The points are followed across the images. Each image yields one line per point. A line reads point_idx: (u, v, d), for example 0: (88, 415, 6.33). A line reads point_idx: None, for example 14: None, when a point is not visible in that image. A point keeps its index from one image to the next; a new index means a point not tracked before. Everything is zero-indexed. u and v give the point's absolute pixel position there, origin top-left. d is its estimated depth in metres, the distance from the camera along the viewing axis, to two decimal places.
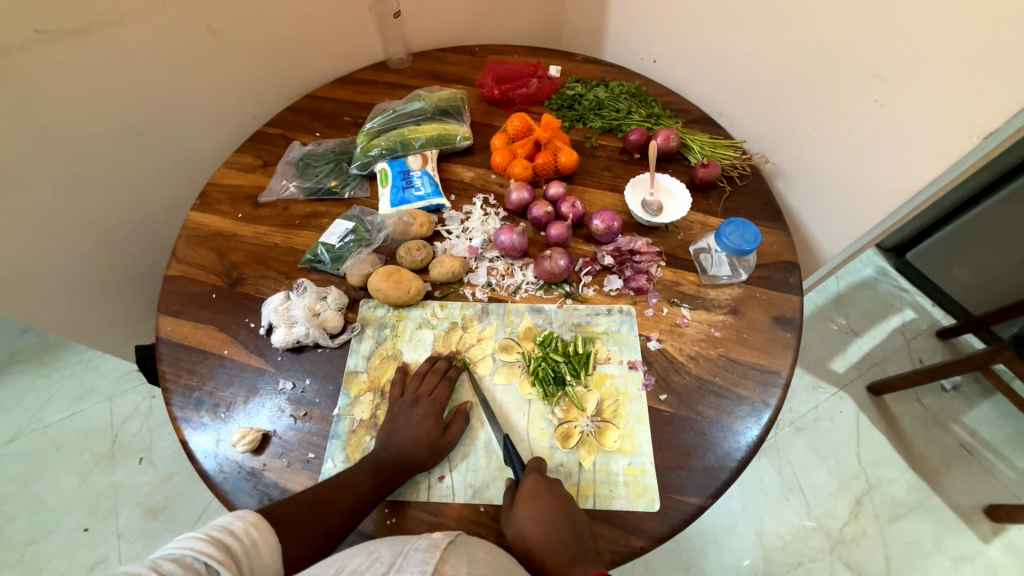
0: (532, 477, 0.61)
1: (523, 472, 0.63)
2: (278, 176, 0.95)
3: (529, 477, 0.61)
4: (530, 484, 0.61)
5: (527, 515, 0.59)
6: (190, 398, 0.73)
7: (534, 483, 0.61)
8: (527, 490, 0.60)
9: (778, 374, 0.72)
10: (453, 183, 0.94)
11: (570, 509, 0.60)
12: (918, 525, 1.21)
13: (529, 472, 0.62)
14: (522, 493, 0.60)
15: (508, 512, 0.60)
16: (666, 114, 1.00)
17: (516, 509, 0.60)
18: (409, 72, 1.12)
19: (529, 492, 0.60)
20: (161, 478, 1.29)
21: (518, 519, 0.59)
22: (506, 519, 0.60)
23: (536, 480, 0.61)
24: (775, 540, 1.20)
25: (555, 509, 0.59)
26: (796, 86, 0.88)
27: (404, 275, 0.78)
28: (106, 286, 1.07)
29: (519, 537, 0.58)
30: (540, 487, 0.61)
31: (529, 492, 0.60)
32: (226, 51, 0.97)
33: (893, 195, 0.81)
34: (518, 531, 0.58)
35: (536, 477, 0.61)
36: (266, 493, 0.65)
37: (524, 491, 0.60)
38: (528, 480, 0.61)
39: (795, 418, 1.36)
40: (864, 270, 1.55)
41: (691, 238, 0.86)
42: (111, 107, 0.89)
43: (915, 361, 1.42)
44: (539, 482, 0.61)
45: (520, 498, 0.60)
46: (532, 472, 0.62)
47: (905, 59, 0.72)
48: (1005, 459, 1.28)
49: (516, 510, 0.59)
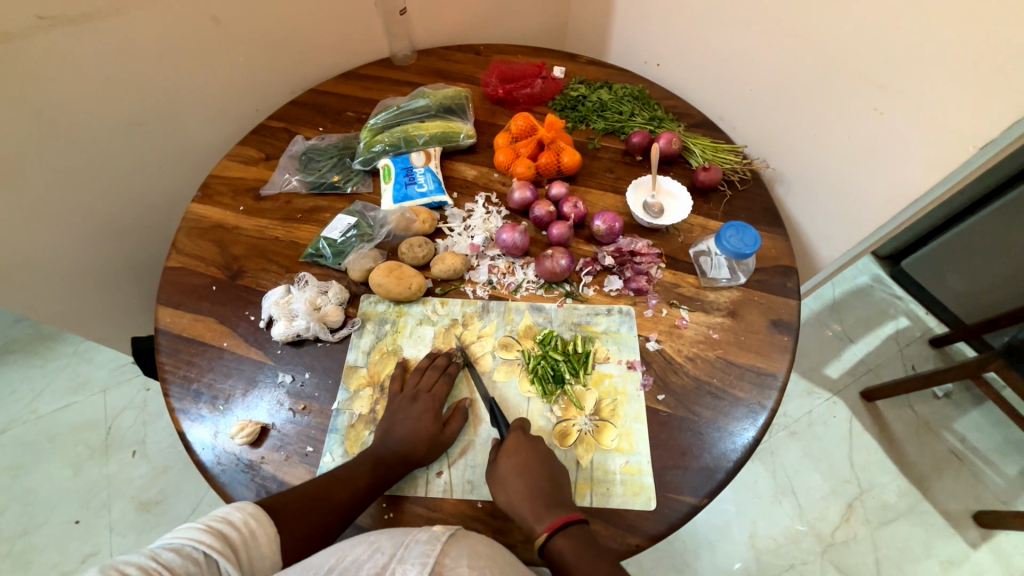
0: (514, 434, 0.65)
1: (508, 430, 0.66)
2: (281, 169, 0.95)
3: (512, 434, 0.65)
4: (513, 440, 0.64)
5: (508, 467, 0.62)
6: (189, 390, 0.73)
7: (516, 439, 0.64)
8: (510, 446, 0.64)
9: (774, 377, 0.73)
10: (456, 181, 0.94)
11: (550, 463, 0.63)
12: (908, 530, 1.22)
13: (512, 430, 0.66)
14: (505, 448, 0.64)
15: (491, 466, 0.64)
16: (669, 117, 1.01)
17: (499, 462, 0.63)
18: (414, 70, 1.12)
19: (511, 447, 0.64)
20: (155, 471, 1.29)
21: (500, 470, 0.62)
22: (489, 473, 0.63)
23: (518, 437, 0.65)
24: (767, 543, 1.21)
25: (536, 461, 0.62)
26: (797, 93, 0.89)
27: (406, 271, 0.78)
28: (104, 275, 1.06)
29: (501, 488, 0.61)
30: (522, 443, 0.64)
31: (511, 447, 0.64)
32: (230, 42, 0.97)
33: (890, 202, 0.82)
34: (500, 481, 0.62)
35: (518, 434, 0.65)
36: (264, 486, 0.65)
37: (507, 445, 0.64)
38: (511, 437, 0.64)
39: (789, 422, 1.37)
40: (860, 276, 1.57)
41: (692, 241, 0.86)
42: (113, 96, 0.89)
43: (907, 368, 1.44)
44: (521, 439, 0.64)
45: (503, 452, 0.63)
46: (515, 430, 0.66)
47: (904, 68, 0.73)
48: (994, 466, 1.30)
49: (498, 463, 0.63)
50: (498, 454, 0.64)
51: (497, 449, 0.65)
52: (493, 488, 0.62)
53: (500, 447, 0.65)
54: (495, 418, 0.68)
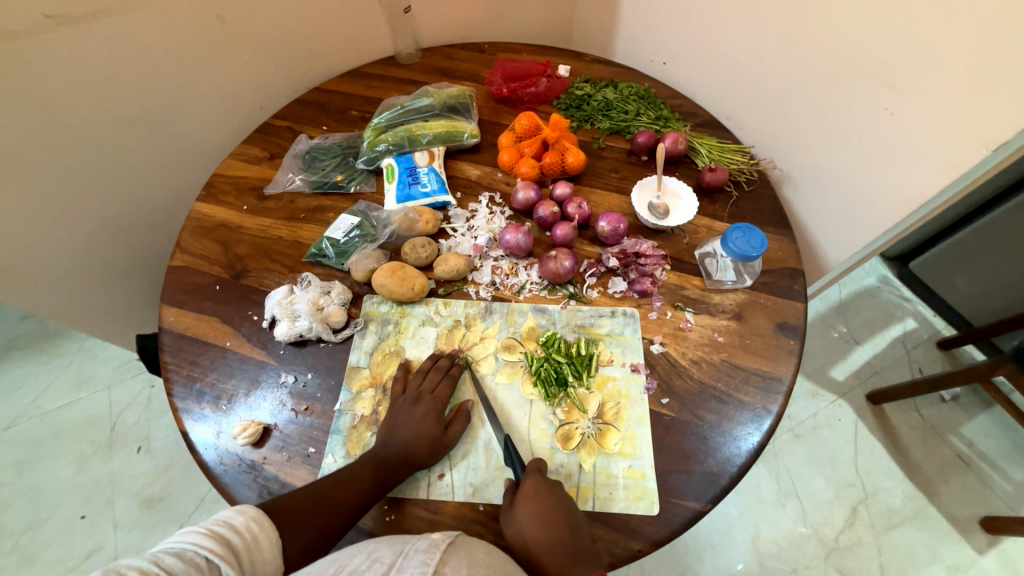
0: (532, 478, 0.61)
1: (524, 472, 0.63)
2: (284, 169, 0.94)
3: (529, 478, 0.61)
4: (531, 485, 0.61)
5: (527, 515, 0.59)
6: (192, 390, 0.73)
7: (534, 483, 0.61)
8: (528, 491, 0.60)
9: (780, 381, 0.72)
10: (460, 180, 0.94)
11: (570, 509, 0.60)
12: (913, 534, 1.21)
13: (529, 473, 0.62)
14: (522, 493, 0.60)
15: (507, 511, 0.61)
16: (675, 117, 1.00)
17: (516, 508, 0.60)
18: (418, 68, 1.11)
19: (530, 492, 0.60)
20: (159, 469, 1.29)
21: (518, 517, 0.59)
22: (505, 518, 0.60)
23: (536, 481, 0.61)
24: (771, 546, 1.20)
25: (556, 510, 0.59)
26: (805, 93, 0.88)
27: (408, 271, 0.78)
28: (108, 274, 1.06)
29: (518, 536, 0.59)
30: (540, 489, 0.61)
31: (529, 492, 0.60)
32: (234, 41, 0.96)
33: (899, 205, 0.81)
34: (517, 530, 0.59)
35: (536, 477, 0.62)
36: (266, 487, 0.65)
37: (525, 491, 0.60)
38: (528, 481, 0.61)
39: (793, 424, 1.36)
40: (867, 278, 1.55)
41: (697, 242, 0.85)
42: (118, 95, 0.89)
43: (914, 371, 1.42)
44: (540, 483, 0.61)
45: (520, 498, 0.60)
46: (532, 472, 0.62)
47: (916, 68, 0.71)
48: (1002, 471, 1.29)
49: (516, 509, 0.60)
50: (515, 499, 0.61)
51: (514, 493, 0.62)
52: (510, 536, 0.59)
53: (517, 491, 0.62)
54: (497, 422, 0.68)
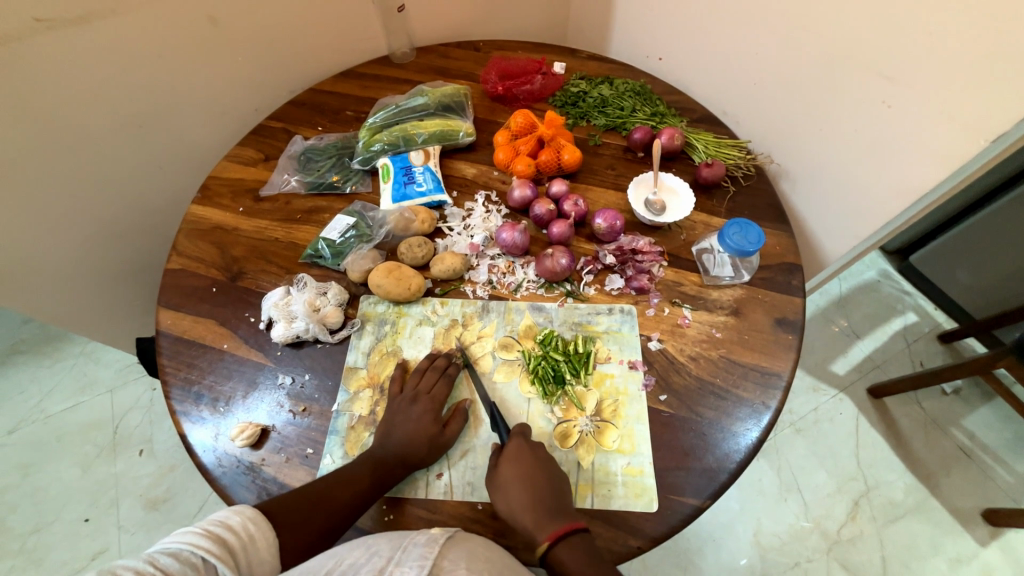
0: (515, 441, 0.64)
1: (508, 436, 0.65)
2: (280, 170, 0.94)
3: (512, 440, 0.64)
4: (513, 447, 0.64)
5: (510, 474, 0.62)
6: (190, 392, 0.73)
7: (517, 446, 0.64)
8: (511, 453, 0.63)
9: (779, 376, 0.72)
10: (456, 179, 0.94)
11: (552, 471, 0.62)
12: (916, 528, 1.21)
13: (512, 436, 0.65)
14: (505, 455, 0.63)
15: (491, 472, 0.63)
16: (671, 112, 0.99)
17: (499, 469, 0.62)
18: (413, 67, 1.11)
19: (512, 454, 0.63)
20: (162, 470, 1.30)
21: (500, 477, 0.62)
22: (489, 479, 0.63)
23: (518, 444, 0.64)
24: (773, 540, 1.20)
25: (536, 469, 0.62)
26: (801, 87, 0.88)
27: (405, 271, 0.78)
28: (106, 276, 1.06)
29: (501, 495, 0.61)
30: (523, 451, 0.63)
31: (512, 454, 0.63)
32: (228, 42, 0.96)
33: (898, 197, 0.80)
34: (500, 488, 0.61)
35: (519, 440, 0.64)
36: (265, 488, 0.65)
37: (507, 453, 0.63)
38: (511, 444, 0.64)
39: (795, 419, 1.35)
40: (867, 272, 1.55)
41: (694, 238, 0.85)
42: (111, 98, 0.89)
43: (916, 364, 1.42)
44: (522, 445, 0.64)
45: (503, 458, 0.63)
46: (516, 437, 0.65)
47: (912, 60, 0.71)
48: (1004, 463, 1.28)
49: (499, 470, 0.62)
50: (498, 461, 0.63)
51: (498, 456, 0.64)
52: (493, 496, 0.61)
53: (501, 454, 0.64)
54: (495, 419, 0.68)
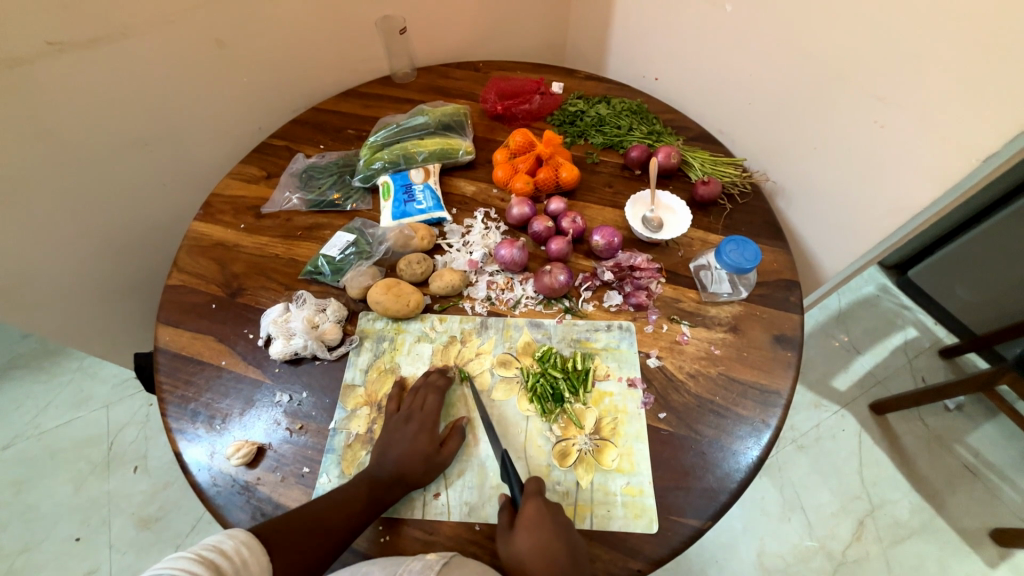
0: (533, 503, 0.60)
1: (524, 497, 0.61)
2: (281, 187, 0.95)
3: (530, 503, 0.60)
4: (531, 509, 0.59)
5: (527, 543, 0.57)
6: (186, 410, 0.72)
7: (536, 509, 0.59)
8: (529, 517, 0.58)
9: (778, 394, 0.72)
10: (455, 197, 0.94)
11: (571, 536, 0.58)
12: (922, 548, 1.19)
13: (529, 497, 0.60)
14: (524, 520, 0.58)
15: (507, 536, 0.59)
16: (667, 131, 1.01)
17: (517, 535, 0.58)
18: (413, 87, 1.13)
19: (530, 518, 0.58)
20: (156, 488, 1.28)
21: (518, 545, 0.57)
22: (504, 544, 0.58)
23: (537, 507, 0.59)
24: (777, 561, 1.18)
25: (556, 538, 0.57)
26: (795, 106, 0.89)
27: (404, 288, 0.78)
28: (105, 293, 1.06)
29: (518, 564, 0.57)
30: (542, 514, 0.59)
31: (530, 519, 0.58)
32: (234, 64, 0.98)
33: (893, 215, 0.81)
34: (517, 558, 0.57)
35: (537, 502, 0.60)
36: (260, 508, 0.64)
37: (525, 516, 0.59)
38: (529, 506, 0.59)
39: (796, 436, 1.34)
40: (866, 287, 1.55)
41: (692, 255, 0.85)
42: (118, 117, 0.90)
43: (918, 381, 1.41)
44: (541, 508, 0.59)
45: (521, 524, 0.58)
46: (533, 497, 0.60)
47: (904, 81, 0.72)
48: (1009, 481, 1.27)
49: (516, 535, 0.58)
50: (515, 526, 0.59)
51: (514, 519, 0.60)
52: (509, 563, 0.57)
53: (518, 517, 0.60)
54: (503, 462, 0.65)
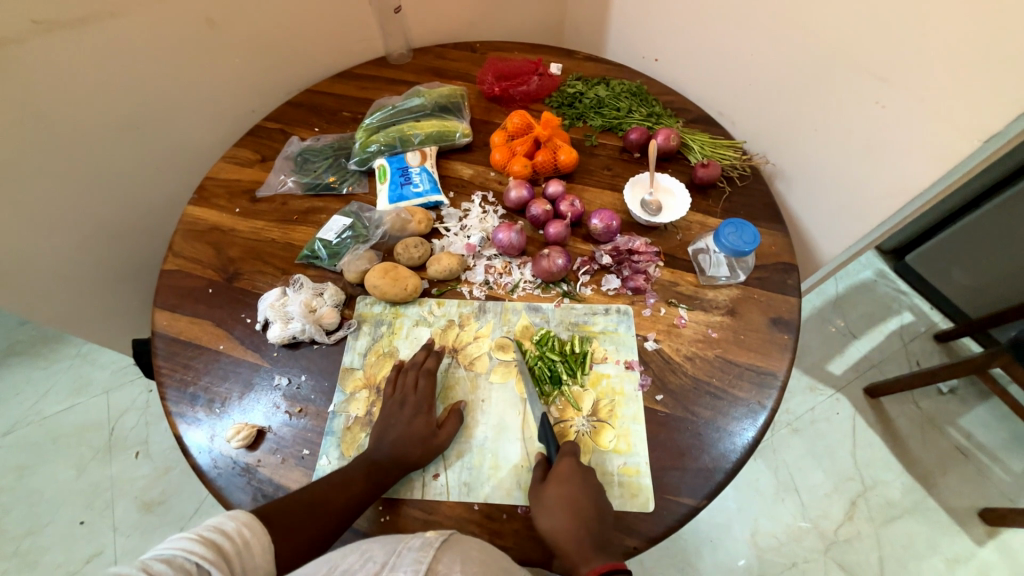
0: (567, 461, 0.63)
1: (558, 454, 0.64)
2: (276, 171, 0.94)
3: (564, 459, 0.63)
4: (565, 466, 0.62)
5: (555, 496, 0.60)
6: (185, 393, 0.72)
7: (568, 466, 0.62)
8: (562, 472, 0.62)
9: (774, 376, 0.72)
10: (453, 180, 0.94)
11: (597, 496, 0.61)
12: (912, 527, 1.21)
13: (564, 455, 0.64)
14: (556, 474, 0.62)
15: (537, 487, 0.62)
16: (667, 113, 1.00)
17: (547, 487, 0.61)
18: (410, 68, 1.11)
19: (563, 474, 0.62)
20: (158, 472, 1.29)
21: (547, 496, 0.61)
22: (534, 495, 0.62)
23: (570, 465, 0.63)
24: (771, 540, 1.20)
25: (584, 496, 0.60)
26: (796, 87, 0.88)
27: (401, 272, 0.78)
28: (101, 278, 1.06)
29: (545, 514, 0.60)
30: (574, 472, 0.62)
31: (562, 474, 0.62)
32: (225, 44, 0.96)
33: (892, 197, 0.81)
34: (546, 507, 0.60)
35: (571, 461, 0.63)
36: (260, 489, 0.65)
37: (559, 471, 0.62)
38: (563, 462, 0.63)
39: (792, 419, 1.36)
40: (863, 272, 1.55)
41: (690, 239, 0.85)
42: (108, 99, 0.88)
43: (912, 364, 1.42)
44: (574, 466, 0.63)
45: (553, 478, 0.62)
46: (567, 455, 0.64)
47: (905, 61, 0.71)
48: (1000, 462, 1.29)
49: (546, 488, 0.61)
50: (546, 480, 0.62)
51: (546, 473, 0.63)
52: (536, 512, 0.60)
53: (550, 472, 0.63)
54: (542, 421, 0.68)
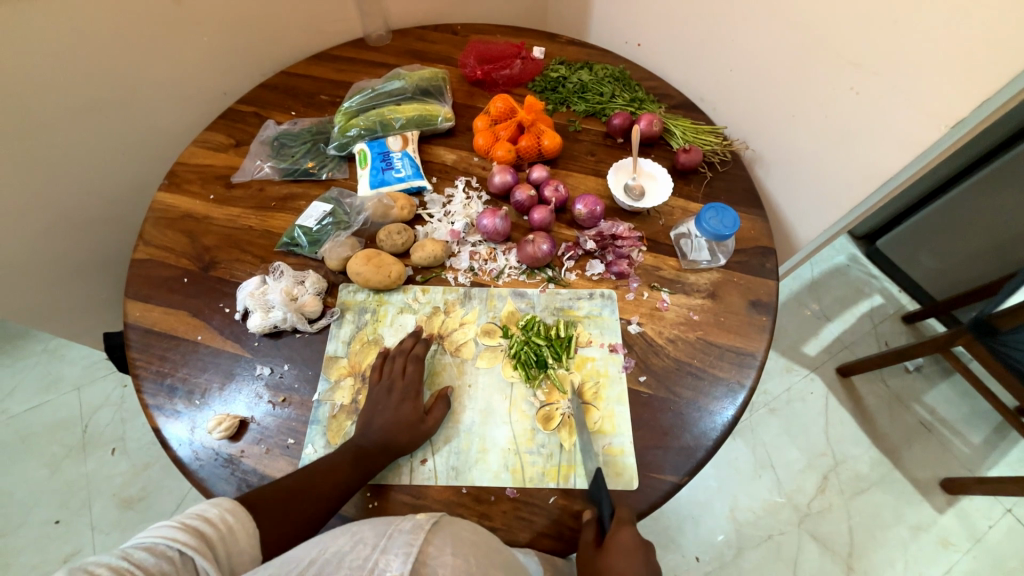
0: (627, 531, 0.57)
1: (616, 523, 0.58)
2: (252, 156, 0.91)
3: (625, 529, 0.57)
4: (626, 536, 0.56)
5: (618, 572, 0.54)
6: (163, 385, 0.70)
7: (631, 537, 0.57)
8: (625, 545, 0.56)
9: (753, 356, 0.74)
10: (435, 165, 0.92)
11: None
12: (880, 499, 1.27)
13: (623, 524, 0.58)
14: (616, 547, 0.56)
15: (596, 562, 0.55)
16: (649, 98, 1.00)
17: (607, 559, 0.55)
18: (389, 51, 1.08)
19: (626, 546, 0.56)
20: (137, 469, 1.26)
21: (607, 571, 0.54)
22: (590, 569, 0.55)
23: (632, 536, 0.57)
24: (748, 515, 1.24)
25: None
26: (774, 73, 0.89)
27: (384, 258, 0.77)
28: (68, 268, 1.01)
29: None
30: (636, 546, 0.56)
31: (625, 546, 0.56)
32: (193, 21, 0.92)
33: (865, 182, 0.83)
34: None
35: (632, 531, 0.57)
36: (244, 480, 0.64)
37: (620, 541, 0.56)
38: (623, 532, 0.57)
39: (769, 400, 1.40)
40: (837, 257, 1.60)
41: (672, 224, 0.86)
42: (70, 78, 0.84)
43: (881, 344, 1.47)
44: (635, 538, 0.57)
45: (614, 550, 0.55)
46: (626, 525, 0.58)
47: (879, 47, 0.73)
48: (961, 436, 1.35)
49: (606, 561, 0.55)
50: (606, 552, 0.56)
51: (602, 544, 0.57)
52: None
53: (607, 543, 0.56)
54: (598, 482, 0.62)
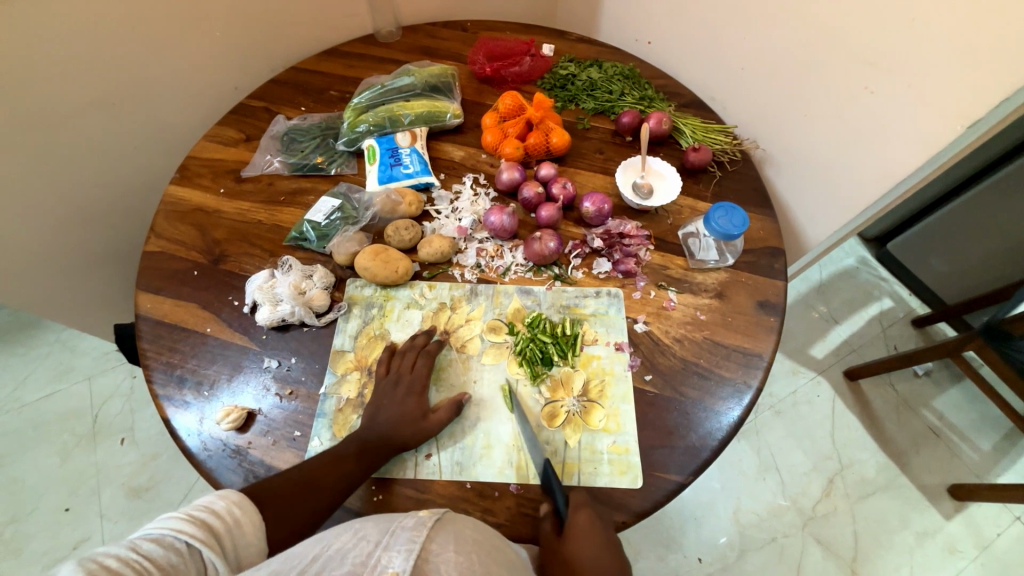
0: (582, 513, 0.58)
1: (569, 509, 0.59)
2: (262, 151, 0.92)
3: (580, 512, 0.58)
4: (581, 520, 0.57)
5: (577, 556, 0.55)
6: (172, 375, 0.71)
7: (586, 519, 0.57)
8: (580, 527, 0.56)
9: (760, 357, 0.74)
10: (443, 162, 0.93)
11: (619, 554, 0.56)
12: (886, 503, 1.26)
13: (577, 509, 0.58)
14: (573, 530, 0.56)
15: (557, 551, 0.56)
16: (659, 97, 0.99)
17: (565, 545, 0.56)
18: (399, 47, 1.09)
19: (582, 529, 0.56)
20: (145, 459, 1.27)
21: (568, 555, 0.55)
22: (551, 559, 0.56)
23: (587, 517, 0.57)
24: (752, 517, 1.24)
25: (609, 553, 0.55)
26: (786, 72, 0.88)
27: (392, 254, 0.77)
28: (79, 259, 1.03)
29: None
30: (592, 525, 0.57)
31: (581, 527, 0.56)
32: (206, 16, 0.93)
33: (878, 182, 0.82)
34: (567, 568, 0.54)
35: (587, 513, 0.58)
36: (252, 471, 0.65)
37: (577, 526, 0.57)
38: (579, 517, 0.57)
39: (774, 402, 1.39)
40: (846, 259, 1.58)
41: (680, 223, 0.86)
42: (84, 73, 0.85)
43: (890, 348, 1.46)
44: (592, 519, 0.57)
45: (572, 533, 0.56)
46: (581, 508, 0.58)
47: (894, 46, 0.72)
48: (969, 442, 1.34)
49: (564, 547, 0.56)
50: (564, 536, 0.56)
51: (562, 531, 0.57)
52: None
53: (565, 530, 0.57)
54: (547, 476, 0.62)
